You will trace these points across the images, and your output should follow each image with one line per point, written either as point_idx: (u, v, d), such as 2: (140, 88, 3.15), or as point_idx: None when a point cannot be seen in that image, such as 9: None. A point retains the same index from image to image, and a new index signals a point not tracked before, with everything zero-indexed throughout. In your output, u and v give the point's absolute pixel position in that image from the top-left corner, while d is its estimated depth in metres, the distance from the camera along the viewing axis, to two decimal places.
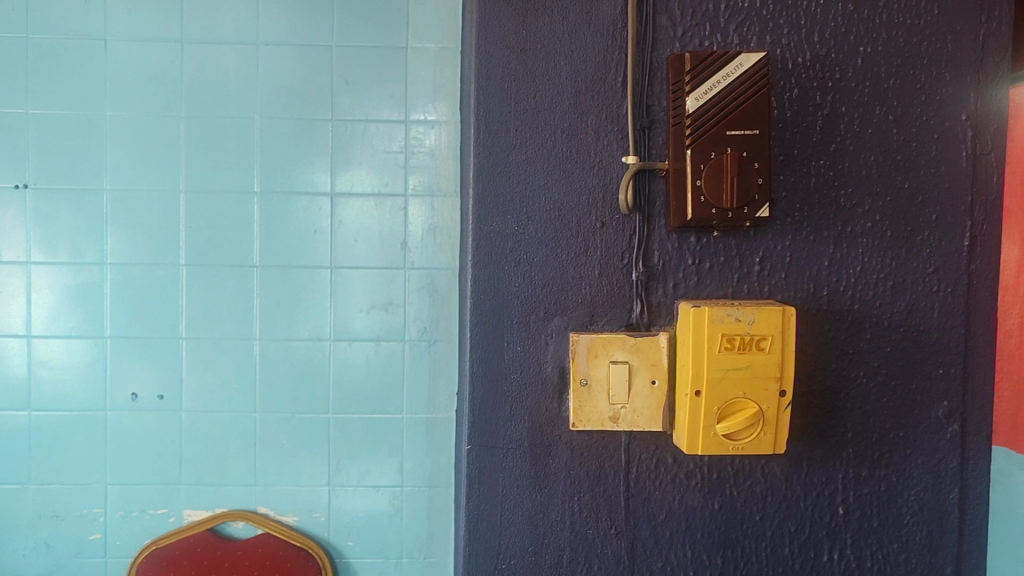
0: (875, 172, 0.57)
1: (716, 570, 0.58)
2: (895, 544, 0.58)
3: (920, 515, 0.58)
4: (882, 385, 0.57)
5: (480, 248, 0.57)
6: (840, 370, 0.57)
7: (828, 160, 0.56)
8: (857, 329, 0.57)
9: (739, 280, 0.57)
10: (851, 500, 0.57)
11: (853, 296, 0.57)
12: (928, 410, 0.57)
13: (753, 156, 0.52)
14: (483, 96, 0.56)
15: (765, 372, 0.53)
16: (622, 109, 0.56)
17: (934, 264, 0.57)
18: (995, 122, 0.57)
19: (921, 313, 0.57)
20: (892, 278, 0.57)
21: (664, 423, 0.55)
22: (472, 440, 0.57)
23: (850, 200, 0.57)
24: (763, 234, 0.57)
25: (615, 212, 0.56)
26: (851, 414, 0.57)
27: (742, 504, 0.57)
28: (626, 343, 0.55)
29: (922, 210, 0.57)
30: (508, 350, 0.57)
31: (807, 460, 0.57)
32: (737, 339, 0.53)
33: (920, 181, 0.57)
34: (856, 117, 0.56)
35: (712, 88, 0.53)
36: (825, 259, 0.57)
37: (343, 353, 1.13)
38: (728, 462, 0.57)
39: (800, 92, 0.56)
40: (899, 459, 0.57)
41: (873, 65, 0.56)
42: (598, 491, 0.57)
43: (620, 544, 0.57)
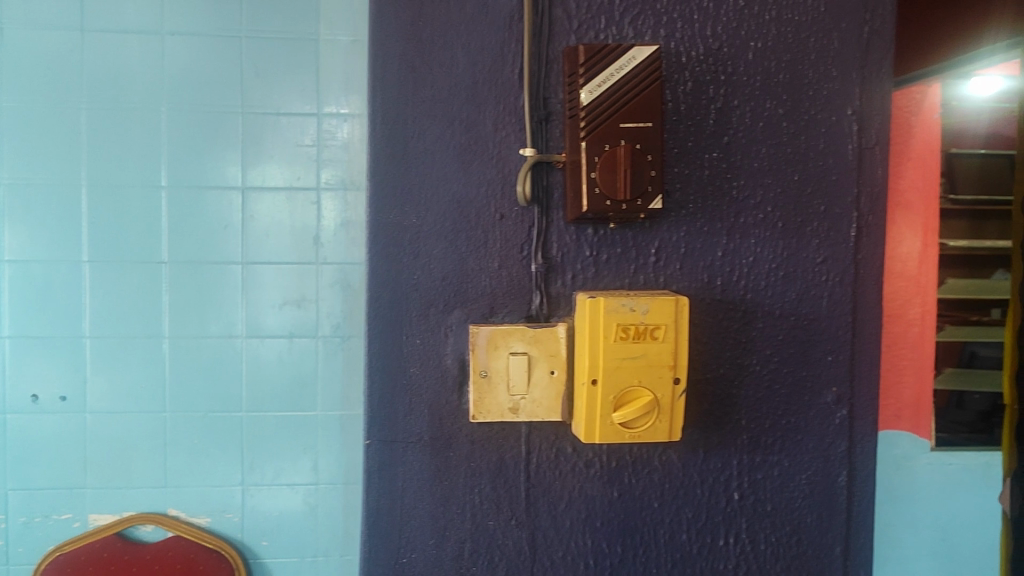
0: (766, 165, 0.58)
1: (615, 557, 0.58)
2: (787, 526, 0.59)
3: (811, 498, 0.60)
4: (773, 372, 0.59)
5: (378, 241, 0.56)
6: (734, 358, 0.58)
7: (722, 153, 0.58)
8: (749, 318, 0.59)
9: (636, 272, 0.58)
10: (745, 485, 0.59)
11: (746, 285, 0.59)
12: (817, 395, 0.59)
13: (646, 149, 0.53)
14: (379, 87, 0.56)
15: (659, 361, 0.54)
16: (519, 101, 0.56)
17: (822, 254, 0.59)
18: (879, 118, 0.59)
19: (811, 302, 0.59)
20: (782, 268, 0.59)
21: (562, 412, 0.56)
22: (371, 434, 0.57)
23: (742, 193, 0.58)
24: (659, 226, 0.58)
25: (513, 205, 0.57)
26: (744, 400, 0.59)
27: (641, 492, 0.58)
28: (525, 334, 0.55)
29: (811, 201, 0.59)
30: (407, 343, 0.57)
31: (703, 446, 0.58)
32: (631, 328, 0.54)
33: (809, 174, 0.59)
34: (748, 111, 0.58)
35: (606, 81, 0.53)
36: (719, 249, 0.58)
37: (256, 350, 1.12)
38: (626, 450, 0.58)
39: (694, 85, 0.57)
40: (791, 444, 0.59)
41: (764, 60, 0.58)
42: (499, 482, 0.58)
43: (521, 534, 0.58)
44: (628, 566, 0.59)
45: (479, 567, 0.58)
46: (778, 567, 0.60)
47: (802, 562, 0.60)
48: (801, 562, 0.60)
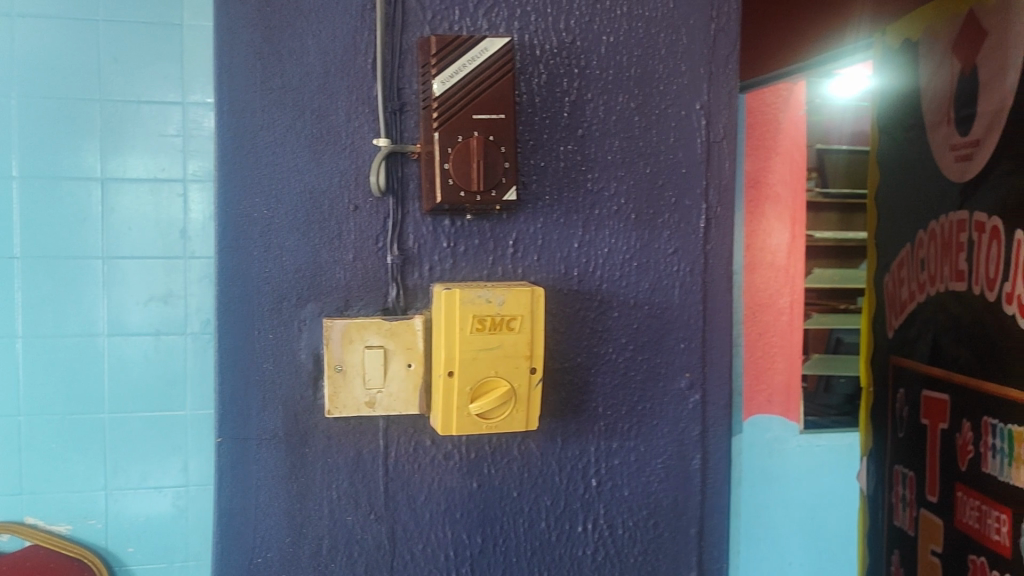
0: (619, 158, 0.59)
1: (476, 548, 0.59)
2: (644, 510, 0.61)
3: (666, 482, 0.61)
4: (629, 360, 0.60)
5: (226, 233, 0.55)
6: (590, 348, 0.60)
7: (576, 146, 0.58)
8: (605, 307, 0.60)
9: (494, 263, 0.58)
10: (602, 472, 0.60)
11: (601, 276, 0.60)
12: (671, 382, 0.61)
13: (499, 140, 0.53)
14: (224, 74, 0.54)
15: (515, 352, 0.54)
16: (372, 90, 0.55)
17: (674, 245, 0.60)
18: (727, 112, 0.61)
19: (664, 292, 0.61)
20: (636, 259, 0.60)
21: (420, 405, 0.56)
22: (222, 433, 0.55)
23: (596, 185, 0.59)
24: (516, 217, 0.58)
25: (367, 196, 0.56)
26: (601, 388, 0.60)
27: (501, 482, 0.59)
28: (381, 328, 0.55)
29: (663, 193, 0.60)
30: (259, 338, 0.55)
31: (561, 435, 0.59)
32: (487, 320, 0.54)
33: (661, 166, 0.60)
34: (600, 104, 0.59)
35: (458, 71, 0.53)
36: (575, 240, 0.59)
37: (119, 346, 1.19)
38: (486, 441, 0.58)
39: (548, 78, 0.58)
40: (646, 430, 0.61)
41: (616, 54, 0.59)
42: (357, 478, 0.57)
43: (380, 528, 0.57)
44: (489, 555, 0.59)
45: (338, 564, 0.57)
46: (636, 550, 0.61)
47: (659, 544, 0.62)
48: (658, 544, 0.62)
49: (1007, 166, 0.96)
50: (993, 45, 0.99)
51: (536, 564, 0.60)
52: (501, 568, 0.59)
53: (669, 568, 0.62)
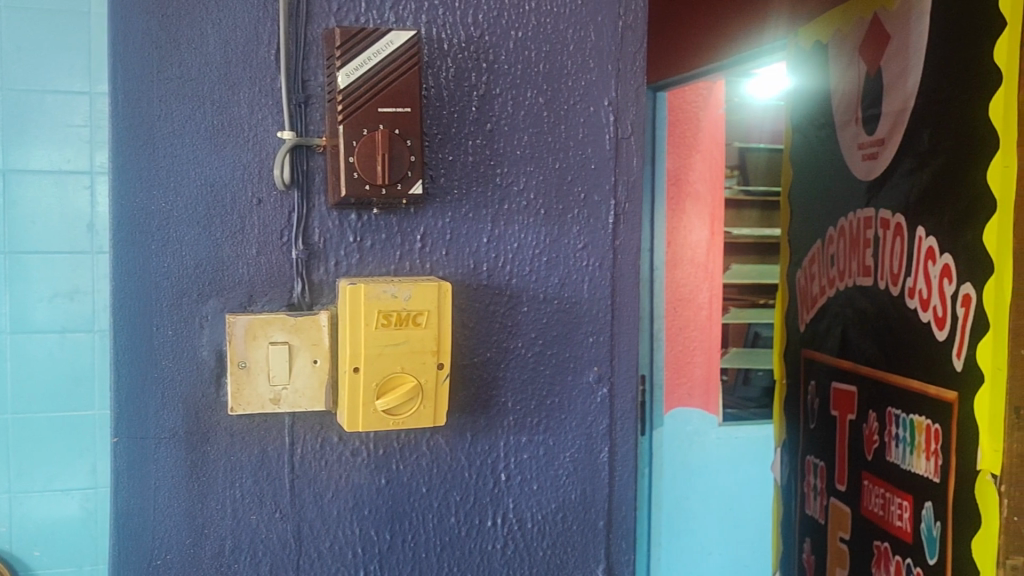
0: (528, 153, 0.60)
1: (384, 545, 0.58)
2: (553, 503, 0.62)
3: (574, 476, 0.62)
4: (538, 354, 0.61)
5: (122, 227, 0.53)
6: (500, 343, 0.60)
7: (484, 140, 0.58)
8: (514, 303, 0.60)
9: (401, 258, 0.57)
10: (512, 466, 0.61)
11: (511, 271, 0.60)
12: (580, 375, 0.62)
13: (405, 134, 0.53)
14: (119, 63, 0.52)
15: (422, 347, 0.54)
16: (276, 82, 0.54)
17: (582, 241, 0.61)
18: (634, 109, 0.62)
19: (572, 287, 0.61)
20: (545, 254, 0.60)
21: (327, 402, 0.55)
22: (119, 432, 0.54)
23: (505, 180, 0.59)
24: (424, 212, 0.58)
25: (271, 189, 0.55)
26: (510, 382, 0.60)
27: (409, 478, 0.59)
28: (285, 324, 0.54)
29: (572, 188, 0.61)
30: (158, 335, 0.54)
31: (470, 430, 0.59)
32: (393, 316, 0.53)
33: (570, 162, 0.61)
34: (509, 99, 0.59)
35: (363, 64, 0.53)
36: (484, 235, 0.59)
37: (23, 344, 1.15)
38: (394, 437, 0.58)
39: (456, 72, 0.57)
40: (555, 424, 0.61)
41: (524, 50, 0.59)
42: (261, 476, 0.56)
43: (286, 527, 0.56)
44: (397, 552, 0.59)
45: (242, 564, 0.56)
46: (545, 543, 0.62)
47: (568, 537, 0.62)
48: (566, 537, 0.62)
49: (910, 164, 1.00)
50: (896, 48, 1.03)
51: (445, 560, 0.60)
52: (410, 564, 0.59)
53: (577, 562, 0.62)
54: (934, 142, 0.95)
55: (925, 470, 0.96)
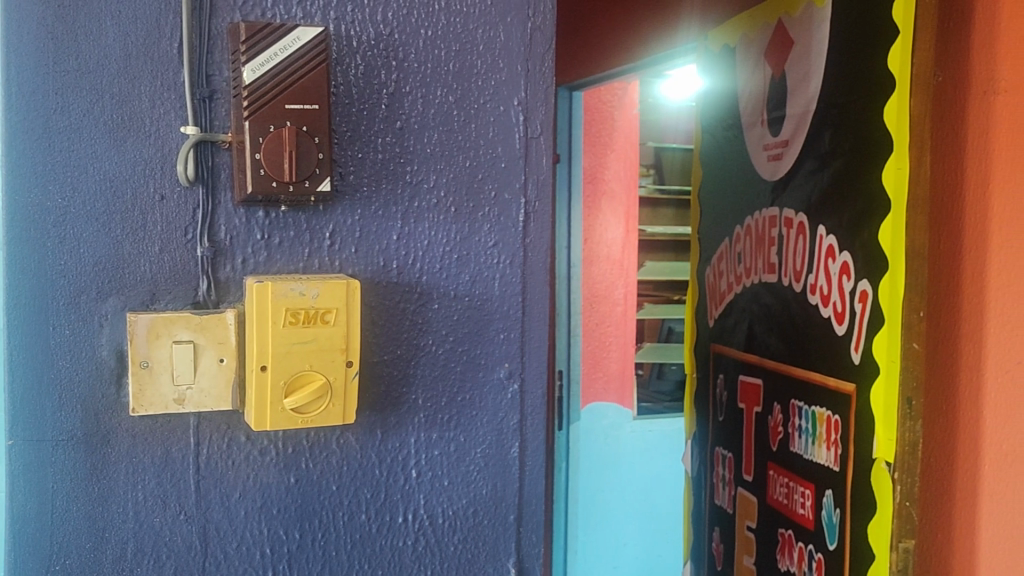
0: (438, 151, 0.60)
1: (293, 545, 0.58)
2: (464, 499, 0.62)
3: (485, 471, 0.63)
4: (449, 351, 0.61)
5: (17, 222, 0.51)
6: (410, 340, 0.60)
7: (394, 138, 0.59)
8: (425, 300, 0.60)
9: (310, 256, 0.57)
10: (422, 463, 0.61)
11: (421, 269, 0.60)
12: (490, 371, 0.62)
13: (313, 130, 0.53)
14: (11, 55, 0.50)
15: (330, 345, 0.54)
16: (179, 77, 0.53)
17: (493, 238, 0.62)
18: (543, 109, 0.63)
19: (483, 285, 0.62)
20: (455, 251, 0.61)
21: (233, 401, 0.54)
22: (13, 435, 0.52)
23: (415, 177, 0.59)
24: (333, 209, 0.57)
25: (174, 185, 0.54)
26: (420, 379, 0.61)
27: (318, 477, 0.58)
28: (190, 322, 0.53)
29: (482, 186, 0.61)
30: (55, 334, 0.52)
31: (380, 427, 0.60)
32: (301, 314, 0.53)
33: (479, 161, 0.61)
34: (419, 97, 0.59)
35: (268, 60, 0.53)
36: (394, 232, 0.59)
37: None
38: (303, 435, 0.57)
39: (365, 69, 0.57)
40: (465, 420, 0.62)
41: (433, 48, 0.59)
42: (165, 477, 0.55)
43: (191, 529, 0.56)
44: (307, 551, 0.58)
45: (145, 568, 0.55)
46: (456, 538, 0.62)
47: (479, 532, 0.63)
48: (477, 532, 0.63)
49: (812, 165, 1.04)
50: (799, 54, 1.06)
51: (356, 558, 0.60)
52: (319, 563, 0.59)
53: (488, 557, 0.63)
54: (833, 145, 0.99)
55: (826, 459, 1.00)
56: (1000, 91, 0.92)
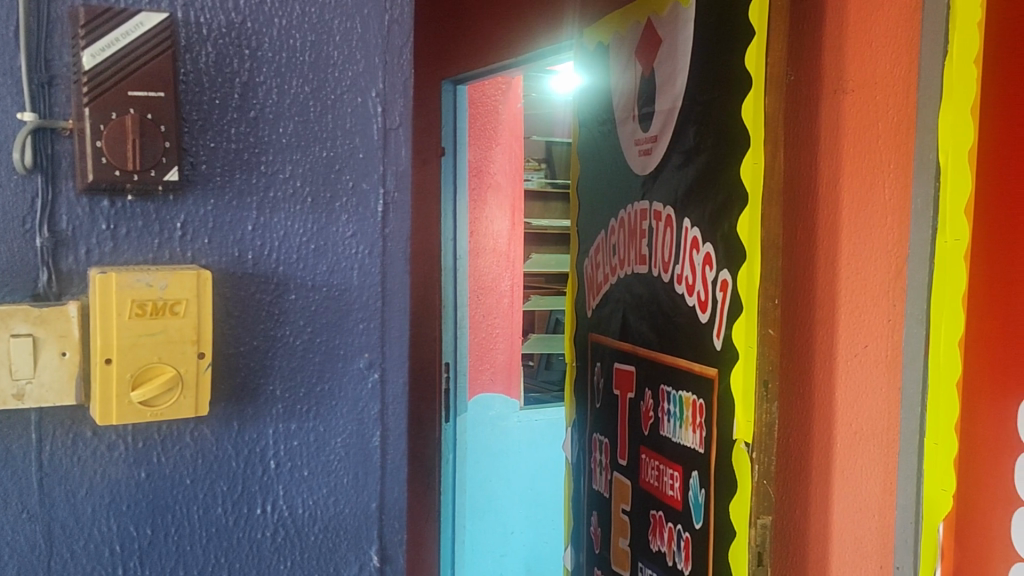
0: (293, 141, 0.60)
1: (145, 541, 0.57)
2: (324, 489, 0.62)
3: (346, 460, 0.63)
4: (307, 341, 0.61)
5: None
6: (266, 331, 0.60)
7: (248, 127, 0.58)
8: (282, 290, 0.60)
9: (160, 247, 0.56)
10: (281, 454, 0.61)
11: (277, 259, 0.60)
12: (350, 361, 0.63)
13: (158, 119, 0.53)
14: None
15: (180, 337, 0.53)
16: (15, 61, 0.52)
17: (351, 228, 0.62)
18: (401, 101, 0.63)
19: (342, 275, 0.62)
20: (313, 241, 0.61)
21: (77, 396, 0.52)
22: None
23: (270, 167, 0.59)
24: (184, 199, 0.56)
25: (11, 173, 0.52)
26: (277, 370, 0.60)
27: (171, 471, 0.57)
28: (29, 314, 0.51)
29: (339, 177, 0.61)
30: None
31: (236, 419, 0.59)
32: (149, 305, 0.52)
33: (337, 151, 0.61)
34: (274, 87, 0.59)
35: (109, 46, 0.52)
36: (249, 223, 0.59)
37: None
38: (154, 429, 0.56)
39: (216, 57, 0.57)
40: (325, 410, 0.62)
41: (287, 37, 0.59)
42: (6, 475, 0.53)
43: (35, 527, 0.54)
44: (159, 546, 0.57)
45: None
46: (316, 528, 0.62)
47: (339, 522, 0.63)
48: (338, 521, 0.63)
49: (678, 160, 1.08)
50: (666, 52, 1.10)
51: (212, 551, 0.59)
52: (173, 558, 0.58)
53: (350, 546, 0.64)
54: (697, 140, 1.03)
55: (692, 441, 1.05)
56: (848, 90, 0.99)
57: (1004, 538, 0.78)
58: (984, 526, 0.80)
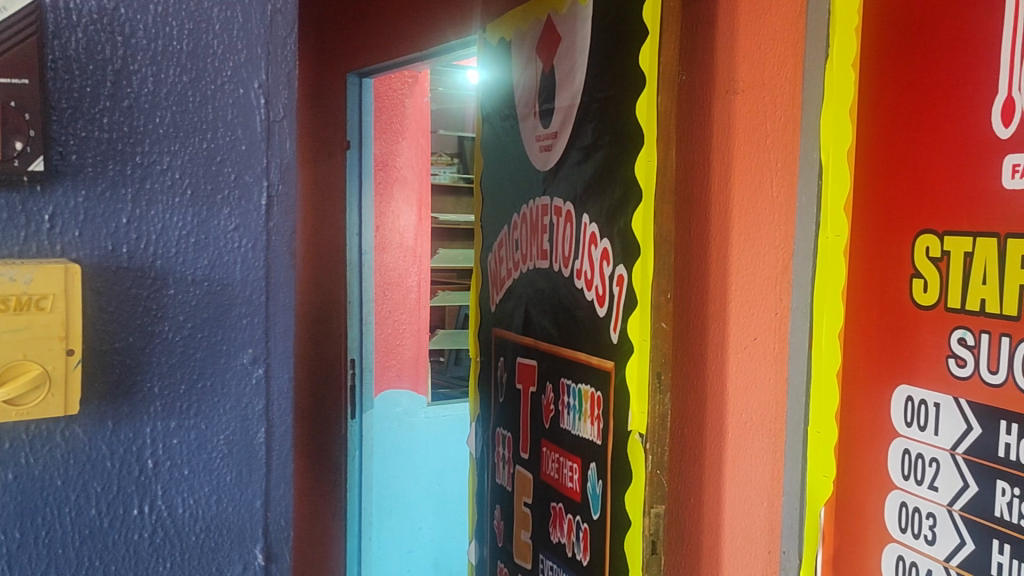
0: (171, 132, 0.58)
1: (13, 544, 0.55)
2: (206, 487, 0.61)
3: (228, 458, 0.62)
4: (187, 337, 0.60)
5: None
6: (144, 326, 0.58)
7: (121, 116, 0.56)
8: (160, 286, 0.58)
9: (26, 240, 0.54)
10: (160, 453, 0.59)
11: (154, 253, 0.58)
12: (234, 357, 0.62)
13: (22, 106, 0.51)
14: None
15: (47, 333, 0.51)
16: None
17: (233, 222, 0.61)
18: (285, 93, 0.62)
19: (224, 268, 0.61)
20: (193, 235, 0.59)
21: None
22: None
23: (146, 159, 0.57)
24: (53, 190, 0.54)
25: None
26: (155, 366, 0.59)
27: (40, 471, 0.55)
28: None
29: (221, 169, 0.60)
30: None
31: (111, 417, 0.57)
32: (12, 301, 0.50)
33: (218, 143, 0.60)
34: (150, 75, 0.57)
35: None
36: (124, 215, 0.57)
37: None
38: (21, 429, 0.54)
39: (87, 43, 0.55)
40: (206, 407, 0.61)
41: (164, 25, 0.57)
42: None
43: None
44: (28, 549, 0.55)
45: None
46: (198, 527, 0.61)
47: (223, 520, 0.62)
48: (222, 520, 0.62)
49: (577, 156, 1.09)
50: (565, 49, 1.12)
51: (86, 554, 0.57)
52: (44, 562, 0.56)
53: (233, 545, 0.62)
54: (595, 137, 1.05)
55: (590, 433, 1.06)
56: (738, 91, 1.02)
57: (879, 521, 0.82)
58: (861, 509, 0.84)
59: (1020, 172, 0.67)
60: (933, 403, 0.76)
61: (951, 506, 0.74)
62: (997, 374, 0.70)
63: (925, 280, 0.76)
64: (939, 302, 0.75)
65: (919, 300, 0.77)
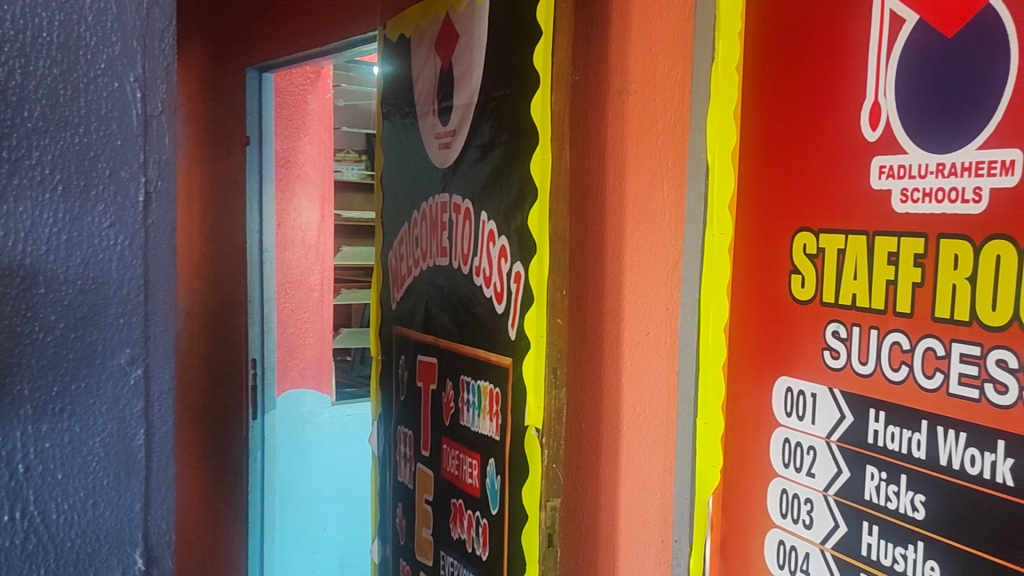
0: (39, 126, 0.50)
1: None
2: (81, 491, 0.53)
3: (106, 461, 0.54)
4: (59, 339, 0.51)
5: None
6: (9, 328, 0.49)
7: None
8: (27, 285, 0.50)
9: None
10: (29, 457, 0.51)
11: (21, 249, 0.50)
12: (109, 358, 0.53)
13: None
14: None
15: None
16: None
17: (109, 219, 0.52)
18: (164, 87, 0.55)
19: (98, 267, 0.52)
20: (64, 232, 0.51)
21: None
22: None
23: (10, 152, 0.49)
24: None
25: None
26: (24, 369, 0.50)
27: None
28: None
29: (95, 164, 0.52)
30: None
31: None
32: None
33: (90, 137, 0.52)
34: (15, 63, 0.48)
35: None
36: None
37: None
38: None
39: None
40: (80, 410, 0.52)
41: (33, 16, 0.49)
42: None
43: None
44: None
45: None
46: (73, 532, 0.53)
47: (99, 525, 0.54)
48: (99, 524, 0.54)
49: (474, 154, 1.10)
50: (463, 47, 1.12)
51: None
52: None
53: (111, 550, 0.55)
54: (492, 135, 1.06)
55: (489, 429, 1.07)
56: (631, 92, 1.04)
57: (761, 507, 0.85)
58: (745, 496, 0.87)
59: (887, 173, 0.71)
60: (811, 393, 0.79)
61: (827, 492, 0.78)
62: (866, 365, 0.73)
63: (802, 276, 0.80)
64: (815, 297, 0.78)
65: (797, 295, 0.80)
